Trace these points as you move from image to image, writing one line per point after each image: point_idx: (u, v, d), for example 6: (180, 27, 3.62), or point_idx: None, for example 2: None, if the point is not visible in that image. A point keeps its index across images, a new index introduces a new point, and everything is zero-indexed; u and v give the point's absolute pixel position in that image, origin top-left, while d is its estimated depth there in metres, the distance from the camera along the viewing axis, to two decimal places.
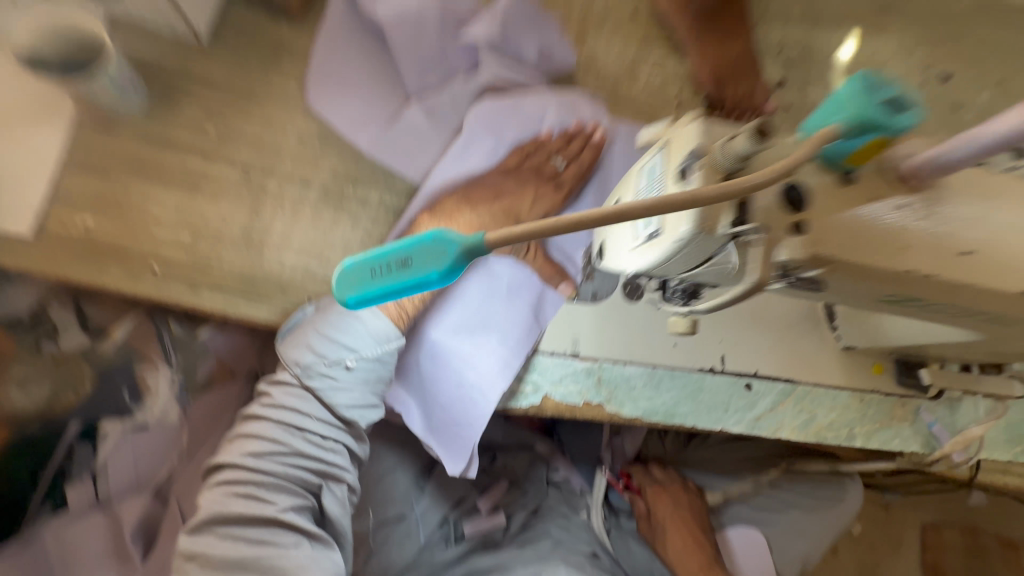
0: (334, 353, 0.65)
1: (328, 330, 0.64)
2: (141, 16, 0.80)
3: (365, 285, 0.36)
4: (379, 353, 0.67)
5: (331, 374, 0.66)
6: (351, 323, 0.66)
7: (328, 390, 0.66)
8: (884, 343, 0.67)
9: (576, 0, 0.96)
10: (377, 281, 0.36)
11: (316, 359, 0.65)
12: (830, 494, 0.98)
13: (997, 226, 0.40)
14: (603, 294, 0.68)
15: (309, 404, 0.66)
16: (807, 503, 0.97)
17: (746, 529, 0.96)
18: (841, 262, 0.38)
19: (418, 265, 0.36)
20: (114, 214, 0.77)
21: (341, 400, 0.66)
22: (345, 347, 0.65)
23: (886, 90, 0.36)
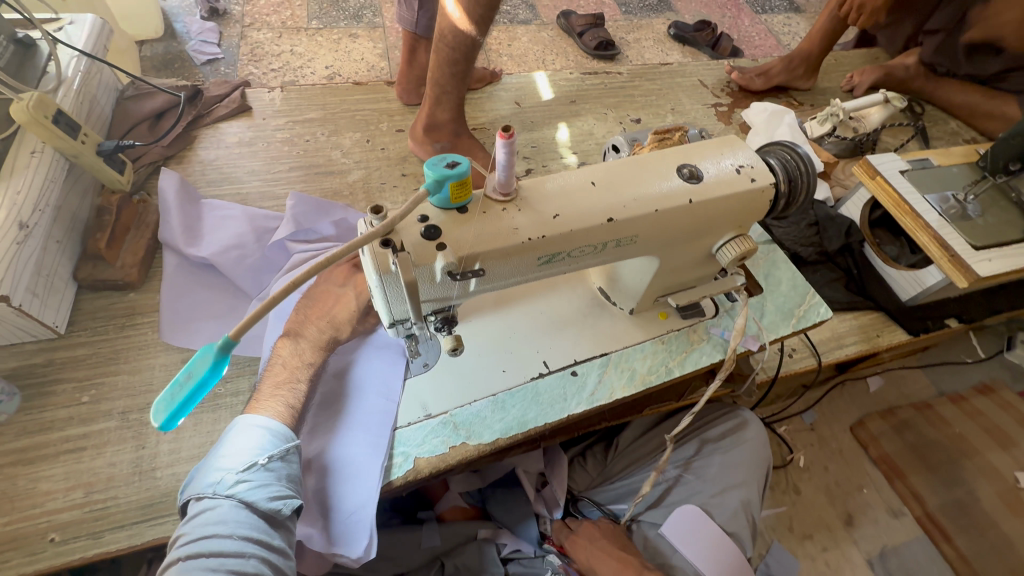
0: (236, 466, 0.72)
1: (228, 456, 0.74)
2: (4, 339, 0.97)
3: (179, 402, 0.49)
4: (287, 445, 0.76)
5: (242, 481, 0.71)
6: (245, 438, 0.75)
7: (248, 491, 0.71)
8: (638, 294, 0.89)
9: (360, 193, 1.33)
10: (187, 396, 0.50)
11: (221, 480, 0.72)
12: (732, 426, 1.10)
13: (571, 197, 0.65)
14: (432, 360, 0.85)
15: (232, 516, 0.69)
16: (717, 447, 1.07)
17: (680, 511, 1.02)
18: (485, 255, 0.60)
19: (208, 371, 0.50)
20: (6, 508, 0.84)
21: (256, 499, 0.71)
22: (244, 455, 0.73)
23: (446, 159, 0.59)
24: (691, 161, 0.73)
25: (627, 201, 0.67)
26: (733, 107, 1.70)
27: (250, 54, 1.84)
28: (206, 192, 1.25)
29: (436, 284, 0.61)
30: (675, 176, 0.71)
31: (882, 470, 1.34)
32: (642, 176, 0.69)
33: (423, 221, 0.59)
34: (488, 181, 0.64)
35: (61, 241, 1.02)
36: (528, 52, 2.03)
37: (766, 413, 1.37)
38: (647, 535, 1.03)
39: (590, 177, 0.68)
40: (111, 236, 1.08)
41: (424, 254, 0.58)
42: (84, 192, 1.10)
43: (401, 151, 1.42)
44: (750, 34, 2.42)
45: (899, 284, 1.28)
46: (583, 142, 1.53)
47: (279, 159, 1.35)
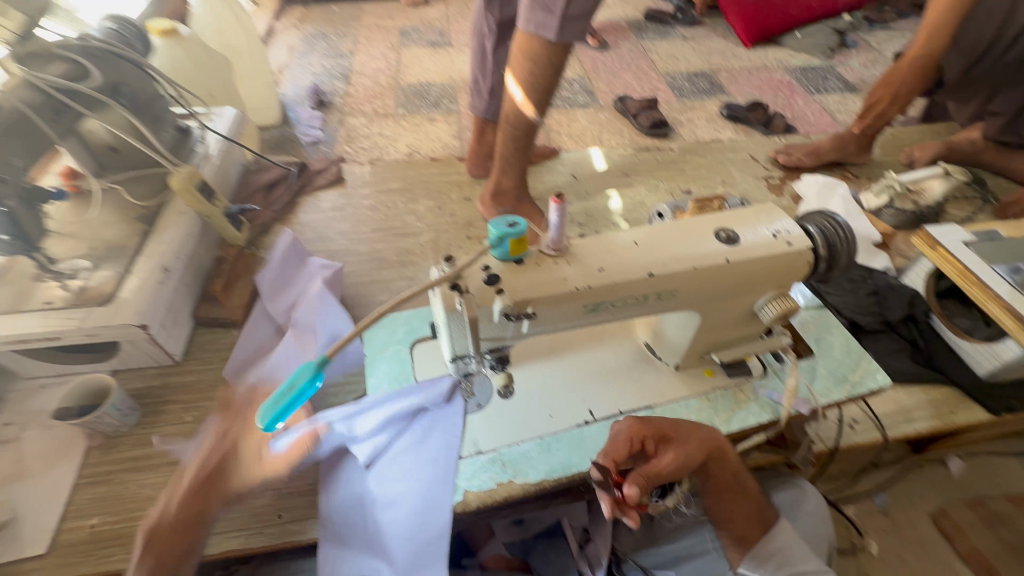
0: None
1: None
2: (134, 362, 1.16)
3: (279, 409, 0.60)
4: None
5: None
6: None
7: None
8: (683, 350, 0.94)
9: (429, 252, 1.49)
10: (286, 404, 0.60)
11: None
12: (791, 494, 1.04)
13: (616, 254, 0.74)
14: (485, 401, 0.92)
15: None
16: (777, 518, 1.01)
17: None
18: (536, 300, 0.69)
19: (305, 384, 0.61)
20: (116, 508, 0.97)
21: None
22: None
23: (507, 220, 0.70)
24: (730, 226, 0.80)
25: (667, 259, 0.74)
26: (784, 180, 1.76)
27: (346, 136, 2.16)
28: (302, 248, 1.47)
29: (492, 326, 0.70)
30: (714, 240, 0.78)
31: (974, 568, 1.19)
32: (683, 238, 0.77)
33: (486, 270, 0.70)
34: (543, 240, 0.74)
35: (188, 284, 1.24)
36: (586, 131, 2.23)
37: (831, 490, 1.29)
38: None
39: (633, 238, 0.77)
40: (225, 282, 1.29)
41: (485, 296, 0.68)
42: (210, 246, 1.34)
43: (467, 216, 1.59)
44: (804, 112, 2.50)
45: (975, 358, 1.22)
46: (635, 211, 1.63)
47: (364, 222, 1.56)
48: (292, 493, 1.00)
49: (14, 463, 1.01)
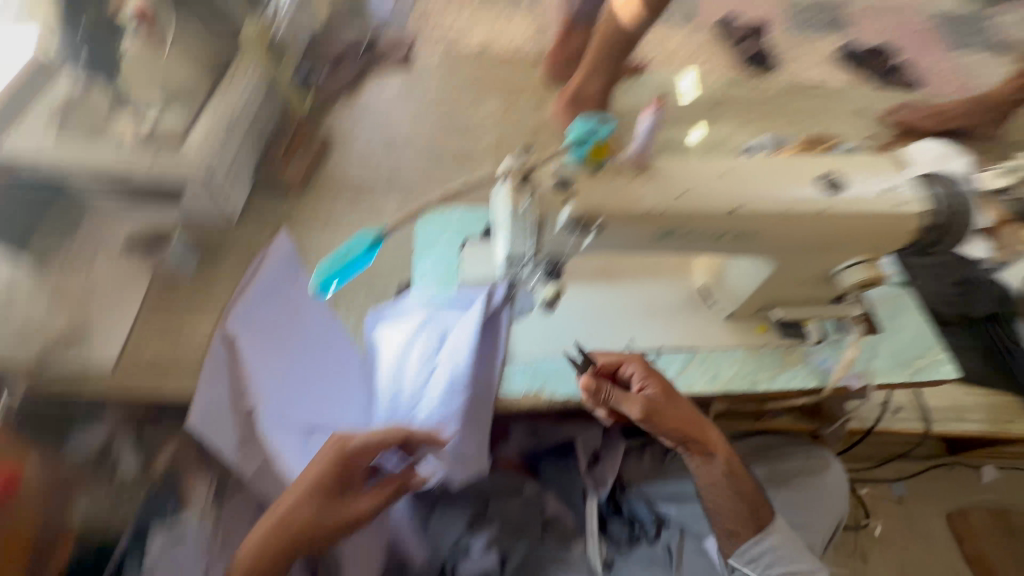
0: None
1: None
2: (194, 217, 1.17)
3: (331, 272, 0.61)
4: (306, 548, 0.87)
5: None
6: None
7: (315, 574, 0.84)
8: (742, 299, 0.89)
9: (489, 155, 1.43)
10: (336, 268, 0.61)
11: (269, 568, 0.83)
12: (814, 462, 1.03)
13: (703, 181, 0.67)
14: (525, 312, 0.92)
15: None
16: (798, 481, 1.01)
17: None
18: (609, 213, 0.65)
19: (359, 252, 0.61)
20: (174, 341, 1.05)
21: None
22: None
23: (596, 121, 0.64)
24: (837, 171, 0.71)
25: (759, 195, 0.67)
26: (892, 142, 1.56)
27: (418, 18, 2.02)
28: (363, 130, 1.43)
29: (556, 233, 0.67)
30: (813, 185, 0.69)
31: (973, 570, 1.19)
32: (780, 177, 0.69)
33: (561, 172, 0.65)
34: (627, 150, 0.68)
35: (251, 145, 1.23)
36: (677, 51, 2.00)
37: (849, 468, 1.27)
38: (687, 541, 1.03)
39: (726, 167, 0.69)
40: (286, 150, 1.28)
41: (552, 202, 0.65)
42: (274, 111, 1.31)
43: (535, 124, 1.50)
44: (935, 68, 2.16)
45: None
46: (716, 149, 1.50)
47: (427, 113, 1.49)
48: None
49: (87, 284, 1.09)
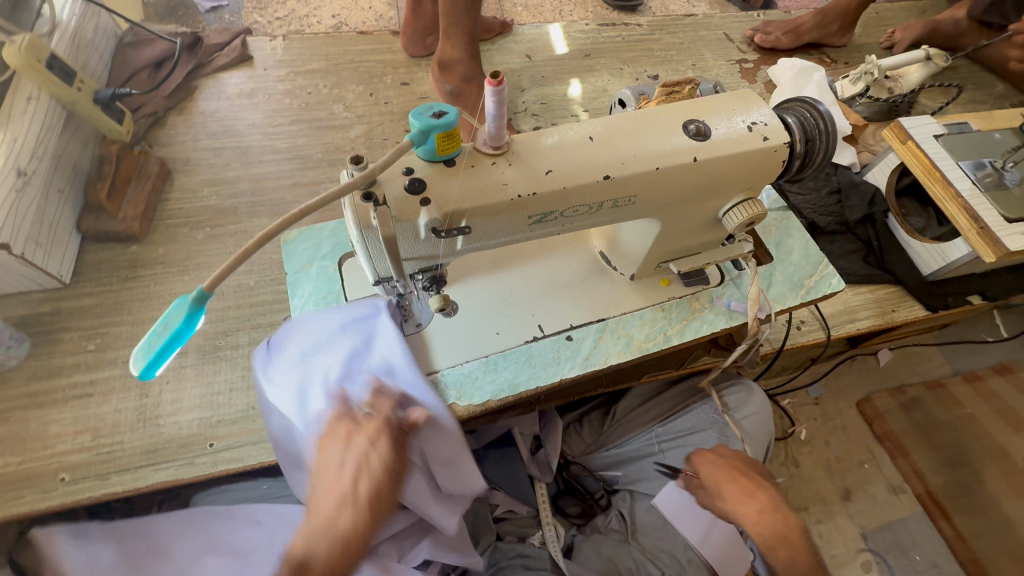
0: None
1: None
2: (12, 287, 0.98)
3: (153, 350, 0.49)
4: None
5: None
6: None
7: None
8: (639, 261, 0.87)
9: (361, 149, 1.29)
10: (156, 343, 0.49)
11: None
12: (738, 392, 1.08)
13: (567, 151, 0.61)
14: (425, 321, 0.84)
15: None
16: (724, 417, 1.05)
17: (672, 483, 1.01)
18: (472, 211, 0.58)
19: (180, 319, 0.49)
20: (20, 448, 0.88)
21: None
22: None
23: (433, 109, 0.56)
24: (700, 117, 0.68)
25: (627, 157, 0.63)
26: (758, 64, 1.60)
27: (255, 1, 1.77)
28: (208, 144, 1.24)
29: (420, 242, 0.59)
30: (682, 133, 0.66)
31: (887, 447, 1.32)
32: (646, 132, 0.65)
33: (408, 174, 0.57)
34: (479, 133, 0.60)
35: (62, 191, 1.02)
36: None
37: (770, 385, 1.35)
38: (635, 502, 1.02)
39: (589, 131, 0.64)
40: (111, 187, 1.07)
41: (407, 209, 0.55)
42: (85, 143, 1.09)
43: (405, 106, 1.37)
44: None
45: (923, 258, 1.22)
46: (598, 99, 1.46)
47: (280, 113, 1.32)
48: (222, 421, 0.93)
49: None
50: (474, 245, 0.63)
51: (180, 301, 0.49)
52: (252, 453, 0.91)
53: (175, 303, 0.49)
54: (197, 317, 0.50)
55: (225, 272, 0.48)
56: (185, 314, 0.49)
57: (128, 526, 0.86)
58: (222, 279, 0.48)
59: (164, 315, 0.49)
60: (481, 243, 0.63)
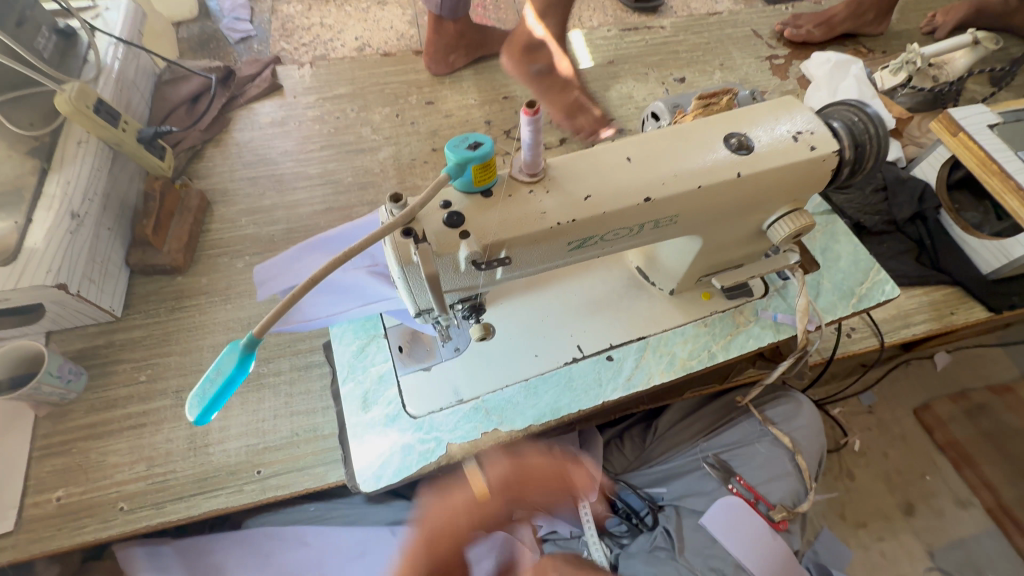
0: None
1: None
2: (70, 322, 1.03)
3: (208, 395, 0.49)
4: None
5: None
6: None
7: None
8: (680, 275, 0.84)
9: (390, 171, 1.30)
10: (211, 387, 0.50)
11: None
12: (787, 404, 1.03)
13: (607, 175, 0.60)
14: (463, 345, 0.83)
15: None
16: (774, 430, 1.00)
17: (720, 501, 0.97)
18: (511, 242, 0.57)
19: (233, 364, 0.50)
20: (81, 478, 0.92)
21: None
22: None
23: (468, 140, 0.55)
24: (742, 129, 0.65)
25: (668, 176, 0.61)
26: (790, 59, 1.54)
27: (281, 29, 1.82)
28: (244, 174, 1.27)
29: (461, 275, 0.58)
30: (723, 147, 0.64)
31: (949, 457, 1.24)
32: (685, 149, 0.63)
33: (447, 207, 0.56)
34: (516, 160, 0.60)
35: (112, 228, 1.07)
36: None
37: (819, 393, 1.29)
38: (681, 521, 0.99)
39: (626, 152, 0.62)
40: (156, 222, 1.11)
41: (448, 243, 0.55)
42: (131, 181, 1.14)
43: (431, 126, 1.38)
44: None
45: (982, 255, 1.14)
46: (624, 105, 1.43)
47: (311, 139, 1.34)
48: (267, 448, 0.95)
49: None
50: (515, 274, 0.62)
51: (232, 348, 0.50)
52: (299, 479, 0.92)
53: (226, 349, 0.50)
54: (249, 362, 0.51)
55: (272, 319, 0.48)
56: (237, 360, 0.50)
57: (194, 543, 0.96)
58: (269, 327, 0.49)
59: (218, 362, 0.50)
60: (521, 272, 0.62)
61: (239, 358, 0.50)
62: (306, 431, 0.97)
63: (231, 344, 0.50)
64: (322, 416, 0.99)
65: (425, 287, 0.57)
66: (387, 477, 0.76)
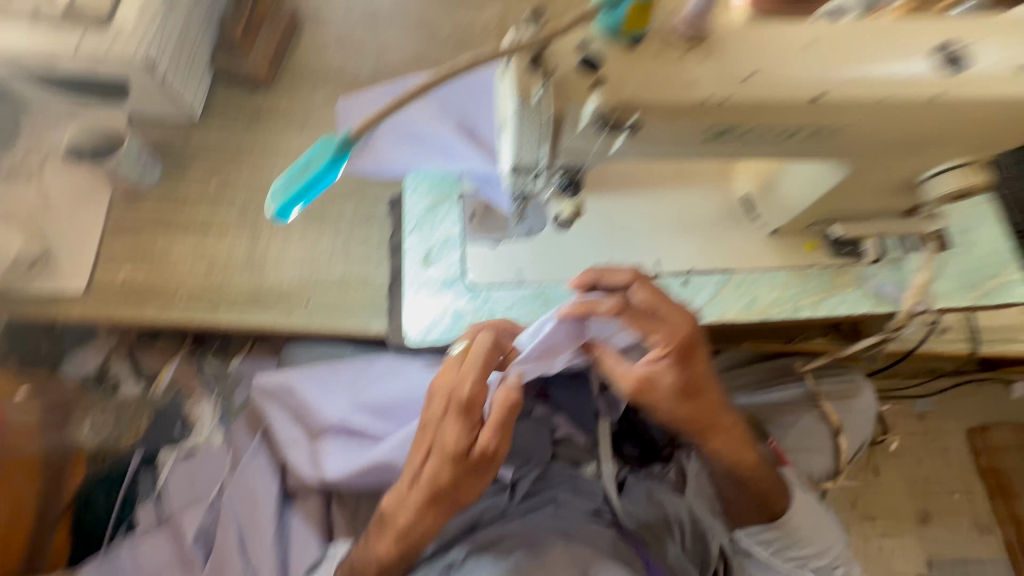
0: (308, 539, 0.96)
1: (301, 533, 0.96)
2: (151, 111, 1.02)
3: (292, 190, 0.47)
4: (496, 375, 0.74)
5: None
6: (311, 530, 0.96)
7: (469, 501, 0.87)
8: (794, 213, 0.74)
9: (492, 33, 1.18)
10: (294, 181, 0.47)
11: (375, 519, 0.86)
12: (845, 386, 0.97)
13: (781, 56, 0.50)
14: (537, 229, 0.77)
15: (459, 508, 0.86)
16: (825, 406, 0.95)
17: None
18: (648, 106, 0.49)
19: (325, 158, 0.46)
20: (147, 262, 0.96)
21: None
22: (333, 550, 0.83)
23: None
24: (960, 41, 0.52)
25: (852, 78, 0.50)
26: None
27: None
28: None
29: (574, 136, 0.52)
30: (931, 59, 0.51)
31: (988, 484, 1.18)
32: (880, 49, 0.51)
33: (584, 47, 0.48)
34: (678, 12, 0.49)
35: (203, 21, 1.01)
36: None
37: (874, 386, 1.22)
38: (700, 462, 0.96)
39: (810, 35, 0.50)
40: (246, 27, 1.05)
41: (578, 89, 0.48)
42: None
43: None
44: None
45: None
46: None
47: None
48: (319, 283, 0.97)
49: (40, 197, 0.96)
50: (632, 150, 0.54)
51: (326, 143, 0.47)
52: (344, 319, 0.95)
53: (319, 145, 0.47)
54: (341, 163, 0.47)
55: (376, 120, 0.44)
56: (327, 159, 0.46)
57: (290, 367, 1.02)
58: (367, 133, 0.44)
59: (310, 156, 0.47)
60: (641, 151, 0.54)
61: (327, 157, 0.47)
62: (359, 276, 0.98)
63: (327, 140, 0.47)
64: (375, 266, 0.98)
65: (531, 140, 0.51)
66: (433, 336, 0.75)
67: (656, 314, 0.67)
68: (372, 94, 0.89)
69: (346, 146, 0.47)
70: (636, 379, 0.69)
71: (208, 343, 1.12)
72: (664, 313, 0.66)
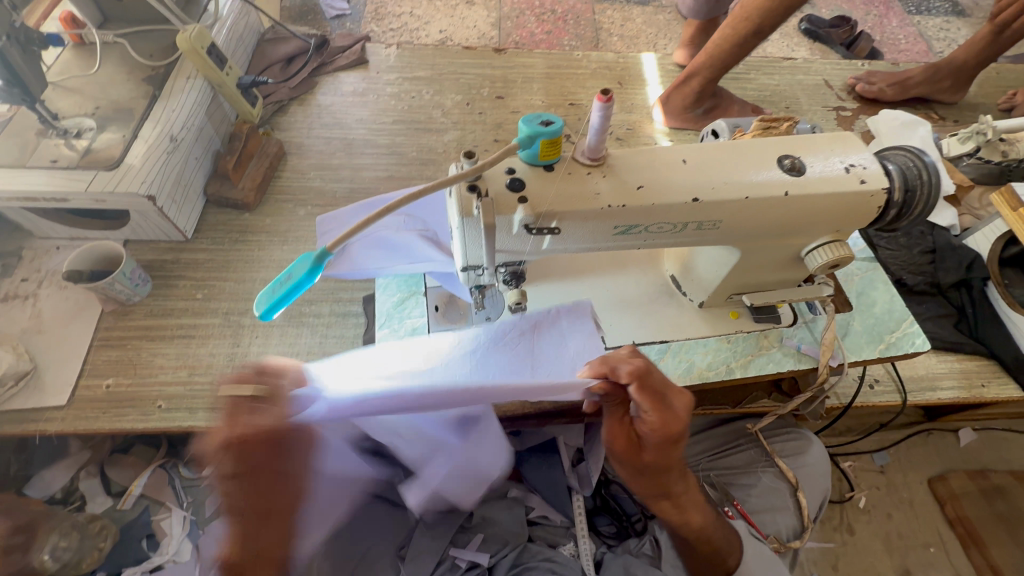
0: None
1: None
2: (147, 234, 1.14)
3: (276, 297, 0.56)
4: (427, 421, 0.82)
5: None
6: None
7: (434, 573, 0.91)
8: (711, 288, 0.87)
9: (452, 153, 1.38)
10: (277, 290, 0.56)
11: None
12: (796, 443, 1.03)
13: (662, 171, 0.65)
14: (494, 315, 0.88)
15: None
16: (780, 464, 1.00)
17: None
18: (563, 214, 0.62)
19: (303, 270, 0.56)
20: (130, 371, 1.01)
21: None
22: None
23: (541, 117, 0.61)
24: (796, 153, 0.69)
25: (718, 183, 0.65)
26: (857, 114, 1.55)
27: (374, 12, 1.95)
28: (320, 133, 1.38)
29: (510, 238, 0.64)
30: (776, 167, 0.67)
31: (957, 534, 1.21)
32: (736, 161, 0.67)
33: (510, 173, 0.62)
34: (580, 145, 0.65)
35: (199, 157, 1.17)
36: (642, 33, 1.96)
37: (831, 443, 1.28)
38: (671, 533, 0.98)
39: (682, 155, 0.66)
40: (237, 160, 1.22)
41: (505, 203, 0.61)
42: (223, 119, 1.25)
43: (497, 119, 1.46)
44: (896, 36, 2.06)
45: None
46: (685, 130, 1.47)
47: (386, 112, 1.44)
48: None
49: (33, 318, 1.03)
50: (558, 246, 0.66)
51: (306, 258, 0.57)
52: None
53: (301, 258, 0.57)
54: (316, 273, 0.57)
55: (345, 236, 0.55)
56: (305, 270, 0.56)
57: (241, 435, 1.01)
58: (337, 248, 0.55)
59: (291, 269, 0.57)
60: (566, 246, 0.67)
61: (306, 268, 0.57)
62: None
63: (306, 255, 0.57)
64: None
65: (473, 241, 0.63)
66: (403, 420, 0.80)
67: (668, 401, 0.68)
68: (347, 210, 1.03)
69: (319, 261, 0.57)
70: (624, 440, 0.71)
71: (181, 451, 1.14)
72: (675, 406, 0.68)
